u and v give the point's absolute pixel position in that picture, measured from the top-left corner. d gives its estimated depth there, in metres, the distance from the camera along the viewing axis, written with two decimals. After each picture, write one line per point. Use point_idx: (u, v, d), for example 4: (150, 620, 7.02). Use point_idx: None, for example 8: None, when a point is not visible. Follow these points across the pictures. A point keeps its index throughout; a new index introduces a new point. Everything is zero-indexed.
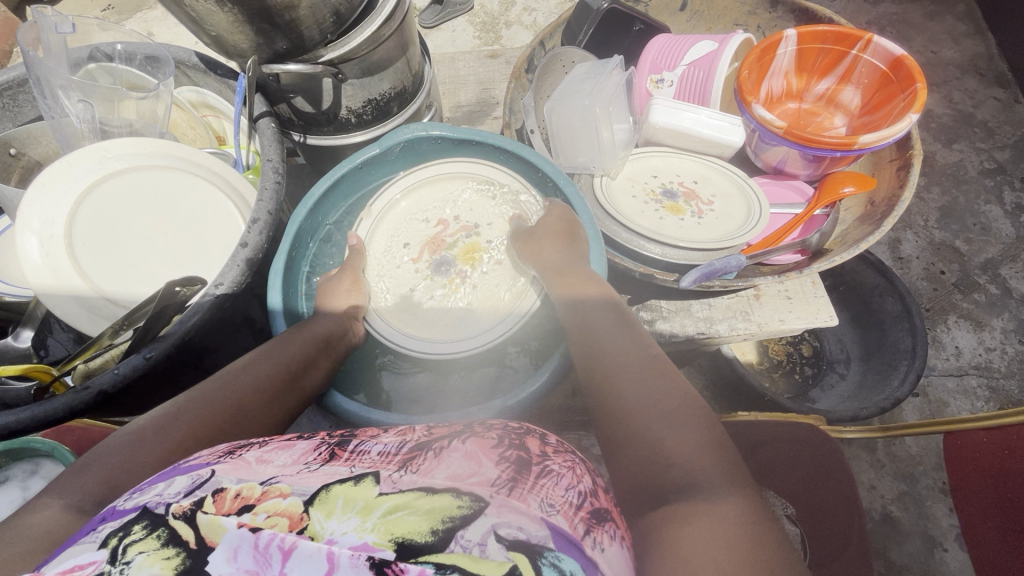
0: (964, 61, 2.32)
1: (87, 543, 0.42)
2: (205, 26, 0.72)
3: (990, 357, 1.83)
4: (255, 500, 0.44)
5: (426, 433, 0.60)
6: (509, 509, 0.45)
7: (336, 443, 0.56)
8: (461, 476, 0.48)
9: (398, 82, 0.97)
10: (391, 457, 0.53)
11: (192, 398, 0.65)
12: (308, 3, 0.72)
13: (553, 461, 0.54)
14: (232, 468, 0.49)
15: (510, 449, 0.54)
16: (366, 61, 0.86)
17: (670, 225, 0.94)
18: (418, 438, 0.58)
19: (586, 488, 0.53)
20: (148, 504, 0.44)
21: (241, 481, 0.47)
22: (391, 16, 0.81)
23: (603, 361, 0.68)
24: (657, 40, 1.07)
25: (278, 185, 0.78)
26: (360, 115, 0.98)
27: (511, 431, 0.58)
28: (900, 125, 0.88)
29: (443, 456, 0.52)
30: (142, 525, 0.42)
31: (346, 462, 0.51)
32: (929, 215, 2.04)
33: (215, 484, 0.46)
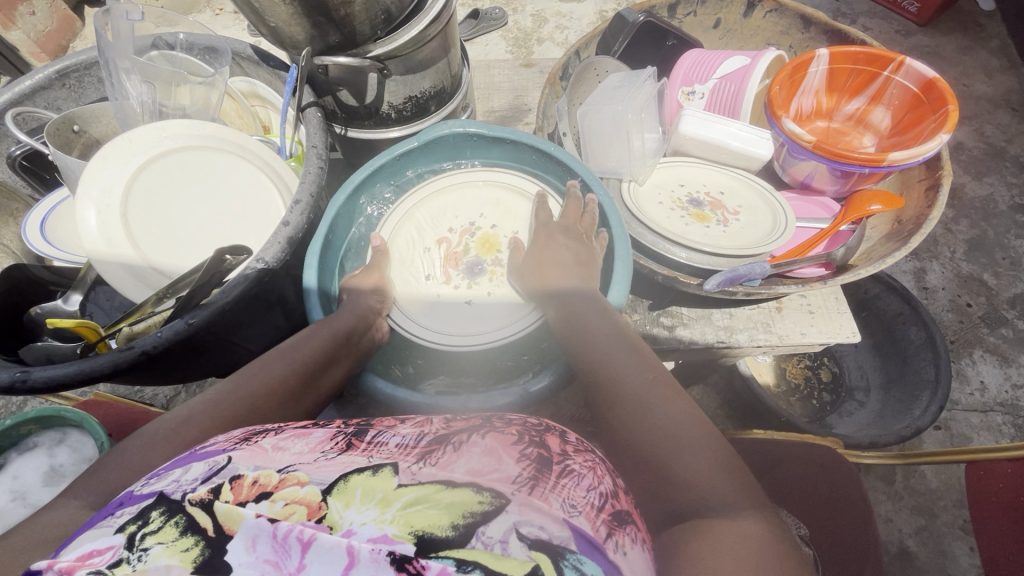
0: (997, 96, 2.32)
1: (105, 527, 0.44)
2: (266, 17, 0.77)
3: (1017, 395, 1.79)
4: (272, 488, 0.46)
5: (444, 425, 0.61)
6: (531, 508, 0.46)
7: (353, 432, 0.57)
8: (482, 471, 0.49)
9: (438, 82, 1.01)
10: (409, 449, 0.54)
11: (225, 386, 0.69)
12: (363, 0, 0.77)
13: (574, 461, 0.55)
14: (248, 455, 0.51)
15: (530, 447, 0.55)
16: (410, 59, 0.90)
17: (695, 231, 0.96)
18: (436, 431, 0.58)
19: (607, 489, 0.54)
20: (165, 490, 0.46)
21: (257, 469, 0.48)
22: (436, 18, 0.85)
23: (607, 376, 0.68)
24: (688, 55, 1.10)
25: (320, 171, 0.81)
26: (400, 111, 1.02)
27: (532, 429, 0.59)
28: (930, 145, 0.89)
29: (462, 451, 0.53)
30: (160, 512, 0.44)
31: (364, 452, 0.53)
32: (956, 247, 2.02)
33: (232, 471, 0.48)
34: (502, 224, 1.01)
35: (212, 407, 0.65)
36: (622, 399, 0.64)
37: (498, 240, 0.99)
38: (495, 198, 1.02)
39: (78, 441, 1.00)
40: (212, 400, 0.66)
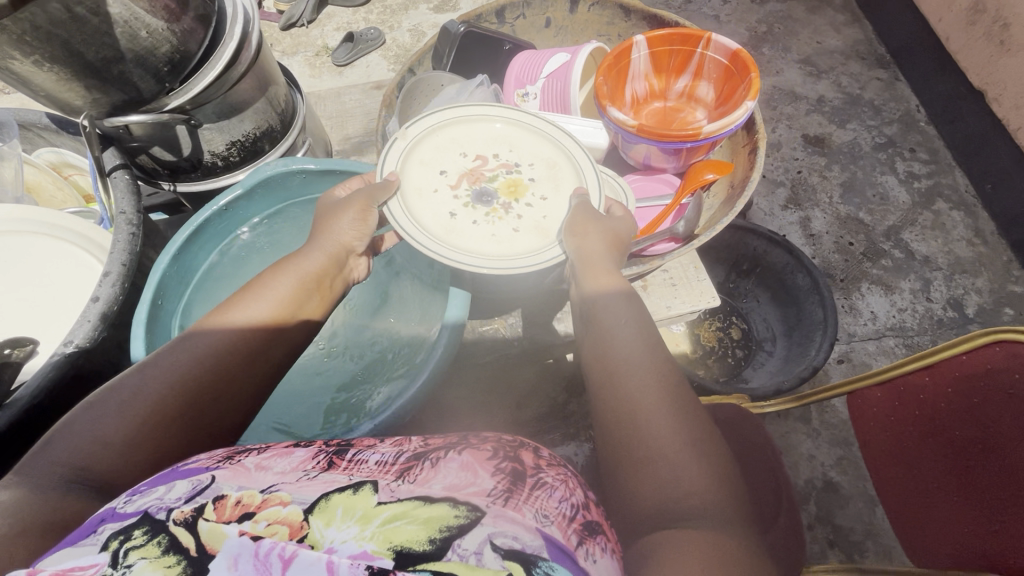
0: (846, 48, 2.52)
1: (89, 545, 0.48)
2: (39, 89, 0.85)
3: (903, 318, 1.94)
4: (254, 508, 0.52)
5: (422, 444, 0.70)
6: (504, 520, 0.53)
7: (333, 452, 0.65)
8: (459, 487, 0.57)
9: (261, 121, 1.12)
10: (388, 467, 0.62)
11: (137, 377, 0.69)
12: (135, 58, 0.87)
13: (546, 474, 0.65)
14: (231, 474, 0.58)
15: (504, 462, 0.63)
16: (219, 104, 1.01)
17: (539, 227, 1.00)
18: (415, 449, 0.67)
19: (578, 500, 0.62)
20: (149, 508, 0.51)
21: (241, 489, 0.55)
22: (229, 62, 0.95)
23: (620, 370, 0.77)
24: (518, 57, 1.14)
25: (131, 236, 0.88)
26: (227, 157, 1.13)
27: (506, 445, 0.68)
28: (737, 114, 0.96)
29: (439, 466, 0.61)
30: (143, 530, 0.49)
31: (344, 471, 0.60)
32: (833, 192, 2.17)
33: (215, 492, 0.54)
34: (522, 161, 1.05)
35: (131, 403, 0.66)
36: (628, 392, 0.73)
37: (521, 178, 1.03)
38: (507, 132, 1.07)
39: None
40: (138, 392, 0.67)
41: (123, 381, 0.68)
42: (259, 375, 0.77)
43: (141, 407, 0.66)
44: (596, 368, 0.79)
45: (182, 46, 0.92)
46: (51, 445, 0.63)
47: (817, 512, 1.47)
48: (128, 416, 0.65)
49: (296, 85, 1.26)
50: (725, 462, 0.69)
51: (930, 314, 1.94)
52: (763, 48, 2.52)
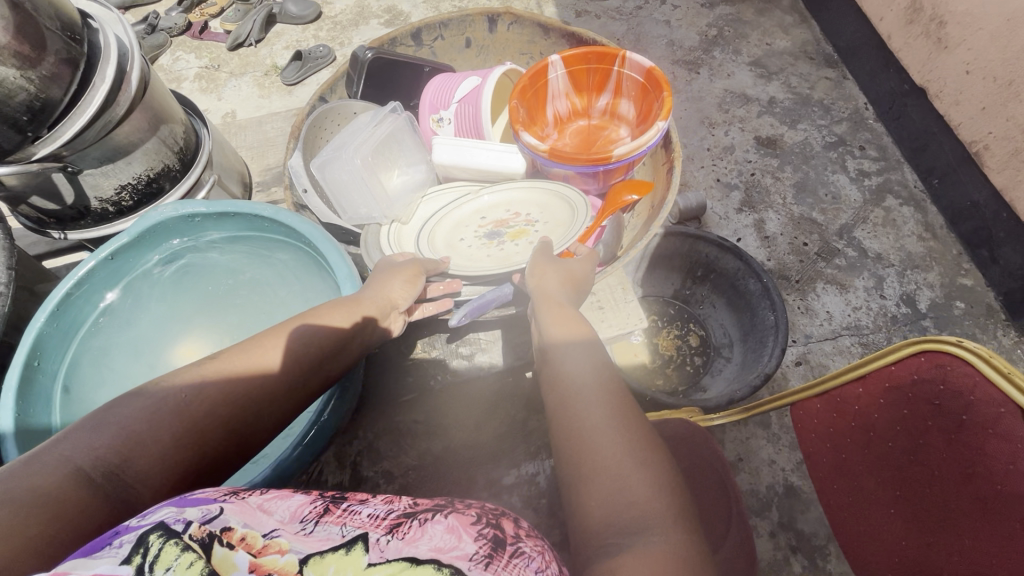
0: (795, 48, 2.54)
1: (106, 556, 0.51)
2: None
3: (859, 316, 1.92)
4: (257, 553, 0.54)
5: (412, 502, 0.66)
6: None
7: (331, 498, 0.64)
8: (443, 548, 0.56)
9: (152, 163, 1.27)
10: (380, 520, 0.61)
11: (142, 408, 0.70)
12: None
13: (524, 543, 0.62)
14: (238, 510, 0.59)
15: (486, 527, 0.61)
16: (92, 152, 1.14)
17: (481, 258, 1.09)
18: (405, 507, 0.64)
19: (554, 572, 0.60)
20: (168, 520, 0.55)
21: (247, 527, 0.56)
22: (93, 112, 1.06)
23: (569, 394, 0.80)
24: (433, 82, 1.13)
25: (1, 297, 0.97)
26: (119, 201, 1.27)
27: (488, 511, 0.66)
28: (648, 134, 0.95)
29: (426, 527, 0.60)
30: (158, 538, 0.53)
31: (338, 521, 0.60)
32: (786, 193, 2.18)
33: (222, 524, 0.56)
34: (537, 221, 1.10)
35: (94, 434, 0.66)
36: (575, 415, 0.77)
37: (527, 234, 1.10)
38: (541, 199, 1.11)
39: None
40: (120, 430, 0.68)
41: (158, 393, 0.72)
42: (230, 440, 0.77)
43: (179, 422, 0.71)
44: (552, 394, 0.83)
45: (44, 94, 1.01)
46: (104, 422, 0.68)
47: (778, 519, 1.46)
48: (172, 420, 0.71)
49: (192, 125, 1.40)
50: (671, 474, 0.70)
51: (885, 311, 1.93)
52: (714, 52, 2.53)
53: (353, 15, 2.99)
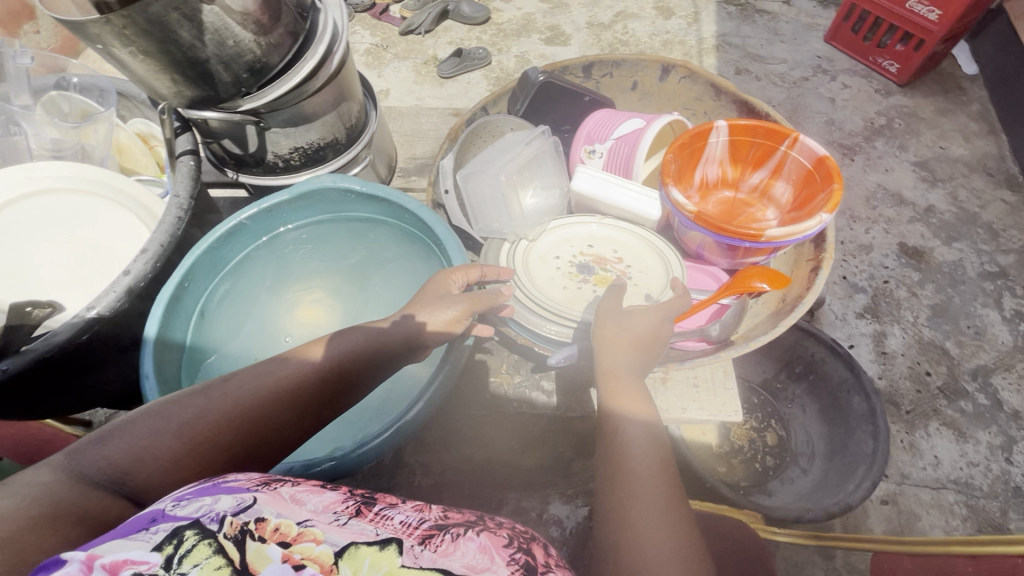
0: (973, 160, 2.29)
1: (141, 540, 0.55)
2: (149, 84, 1.12)
3: (972, 473, 1.66)
4: (291, 538, 0.59)
5: (442, 514, 0.71)
6: None
7: (362, 500, 0.70)
8: (475, 567, 0.60)
9: (325, 132, 1.38)
10: (411, 528, 0.65)
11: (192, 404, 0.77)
12: (223, 67, 1.10)
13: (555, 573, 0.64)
14: (270, 501, 0.64)
15: (518, 552, 0.64)
16: (284, 114, 1.26)
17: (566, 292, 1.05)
18: (436, 518, 0.69)
19: None
20: (200, 515, 0.59)
21: (279, 516, 0.62)
22: (298, 81, 1.18)
23: (622, 464, 0.74)
24: (595, 114, 1.14)
25: (177, 220, 1.07)
26: (288, 159, 1.39)
27: (519, 535, 0.69)
28: (808, 225, 0.90)
29: (459, 542, 0.63)
30: (193, 533, 0.57)
31: (371, 522, 0.65)
32: (920, 312, 1.94)
33: (257, 513, 0.61)
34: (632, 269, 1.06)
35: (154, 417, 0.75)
36: (625, 490, 0.71)
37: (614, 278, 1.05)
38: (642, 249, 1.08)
39: None
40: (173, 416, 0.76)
41: (190, 402, 0.78)
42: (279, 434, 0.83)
43: (191, 432, 0.75)
44: (604, 459, 0.77)
45: (263, 57, 1.14)
46: (161, 415, 0.76)
47: None
48: (173, 433, 0.74)
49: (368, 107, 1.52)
50: None
51: (1005, 477, 1.66)
52: (877, 142, 2.34)
53: (518, 26, 3.16)
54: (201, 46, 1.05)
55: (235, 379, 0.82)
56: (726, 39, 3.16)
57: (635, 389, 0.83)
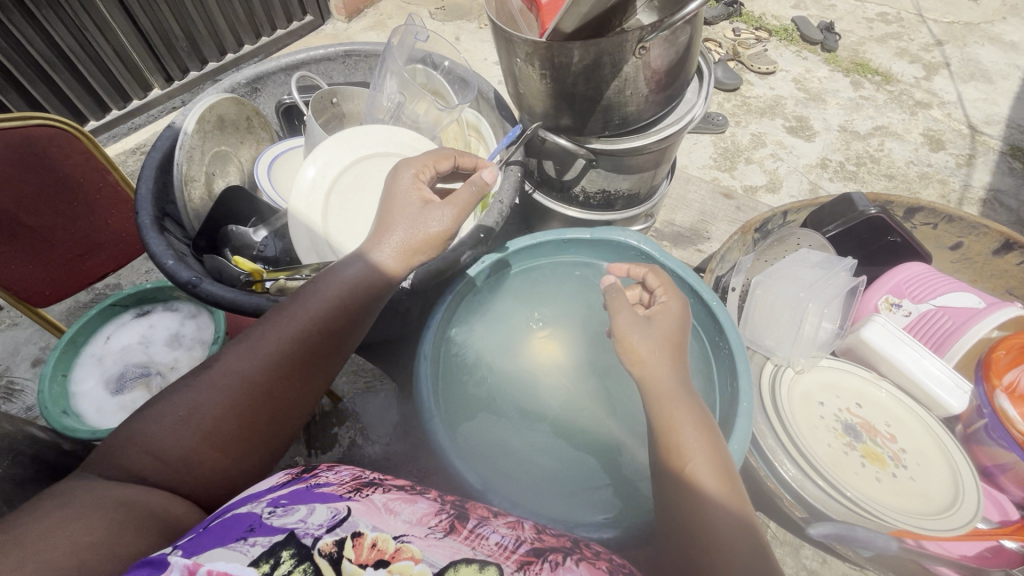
0: None
1: (241, 554, 0.59)
2: (528, 98, 1.41)
3: None
4: (388, 556, 0.64)
5: (531, 536, 0.81)
6: None
7: (454, 517, 0.77)
8: None
9: (634, 184, 1.61)
10: (507, 552, 0.72)
11: (207, 376, 0.92)
12: (601, 115, 1.36)
13: None
14: (364, 512, 0.71)
15: None
16: (615, 161, 1.50)
17: (846, 459, 1.38)
18: (529, 542, 0.77)
19: None
20: (297, 531, 0.64)
21: (375, 530, 0.67)
22: (650, 142, 1.43)
23: (692, 517, 0.84)
24: (913, 270, 1.60)
25: (494, 221, 1.30)
26: (590, 198, 1.66)
27: (619, 569, 0.78)
28: None
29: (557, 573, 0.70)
30: (289, 554, 0.61)
31: (465, 541, 0.72)
32: None
33: (351, 528, 0.67)
34: (905, 457, 1.41)
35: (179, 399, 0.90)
36: (703, 526, 0.82)
37: (886, 463, 1.39)
38: (919, 446, 1.42)
39: (203, 323, 1.48)
40: (203, 389, 0.91)
41: (183, 397, 0.90)
42: (294, 379, 0.97)
43: (194, 423, 0.88)
44: (676, 493, 0.87)
45: (637, 112, 1.38)
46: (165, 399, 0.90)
47: None
48: (192, 431, 0.87)
49: (668, 177, 1.81)
50: None
51: None
52: None
53: (764, 105, 3.12)
54: (605, 88, 1.29)
55: (219, 363, 0.94)
56: (997, 196, 2.77)
57: (705, 441, 0.91)
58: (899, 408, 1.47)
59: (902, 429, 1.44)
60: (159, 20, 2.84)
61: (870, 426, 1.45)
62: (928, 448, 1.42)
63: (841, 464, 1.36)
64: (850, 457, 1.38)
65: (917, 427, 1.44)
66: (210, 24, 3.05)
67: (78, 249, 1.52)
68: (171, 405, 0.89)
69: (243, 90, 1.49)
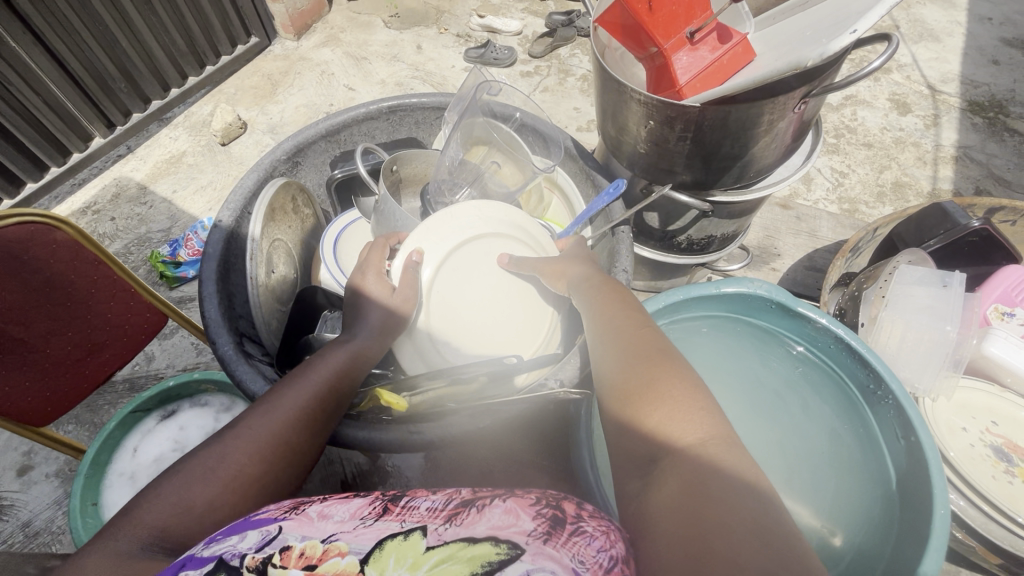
0: None
1: None
2: (646, 156, 1.31)
3: None
4: (316, 559, 0.57)
5: (470, 494, 0.71)
6: (543, 557, 0.57)
7: (389, 499, 0.69)
8: (501, 527, 0.61)
9: (736, 226, 1.58)
10: (437, 512, 0.65)
11: (245, 423, 0.81)
12: (733, 172, 1.29)
13: (586, 524, 0.64)
14: (296, 525, 0.62)
15: (545, 508, 0.66)
16: (727, 209, 1.44)
17: (1004, 486, 1.22)
18: (462, 496, 0.69)
19: (618, 553, 0.60)
20: (223, 554, 0.58)
21: (303, 539, 0.60)
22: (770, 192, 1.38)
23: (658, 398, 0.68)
24: (1009, 273, 1.42)
25: None
26: (689, 243, 1.61)
27: (549, 497, 0.69)
28: None
29: (483, 512, 0.65)
30: None
31: (396, 517, 0.64)
32: None
33: (281, 542, 0.59)
34: None
35: (219, 454, 0.77)
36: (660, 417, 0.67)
37: None
38: None
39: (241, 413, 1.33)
40: (244, 433, 0.79)
41: (215, 445, 0.77)
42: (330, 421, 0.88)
43: (225, 471, 0.75)
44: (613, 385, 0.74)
45: (767, 165, 1.32)
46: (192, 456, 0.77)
47: None
48: (220, 478, 0.74)
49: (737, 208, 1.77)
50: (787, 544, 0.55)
51: None
52: None
53: None
54: (750, 145, 1.21)
55: (248, 417, 0.81)
56: (967, 152, 2.90)
57: (661, 375, 0.70)
58: None
59: None
60: (89, 59, 2.51)
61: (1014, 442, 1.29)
62: None
63: (1006, 494, 1.21)
64: (1010, 485, 1.22)
65: None
66: (147, 57, 2.73)
67: (80, 350, 1.32)
68: (205, 458, 0.76)
69: (284, 166, 1.30)
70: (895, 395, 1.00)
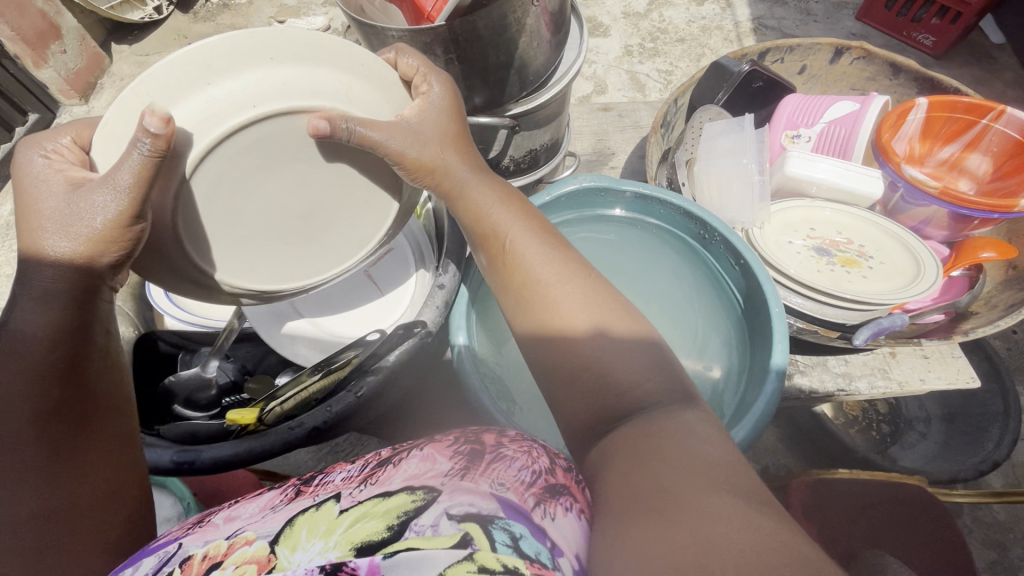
0: None
1: None
2: None
3: None
4: (221, 557, 0.56)
5: (387, 453, 0.74)
6: (459, 491, 0.59)
7: (301, 482, 0.70)
8: (417, 474, 0.64)
9: (551, 132, 1.68)
10: (352, 478, 0.67)
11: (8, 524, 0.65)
12: (514, 77, 1.36)
13: (506, 449, 0.72)
14: (198, 536, 0.62)
15: (463, 445, 0.71)
16: (534, 119, 1.51)
17: (836, 275, 1.39)
18: (378, 457, 0.72)
19: (539, 467, 0.69)
20: None
21: (207, 543, 0.59)
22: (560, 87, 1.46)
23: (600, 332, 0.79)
24: (790, 101, 1.65)
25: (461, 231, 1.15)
26: (517, 162, 1.68)
27: (465, 435, 0.75)
28: None
29: (400, 465, 0.67)
30: None
31: (310, 494, 0.65)
32: None
33: (182, 556, 0.58)
34: (869, 246, 1.46)
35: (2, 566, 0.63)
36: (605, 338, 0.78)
37: (862, 262, 1.42)
38: (872, 232, 1.49)
39: None
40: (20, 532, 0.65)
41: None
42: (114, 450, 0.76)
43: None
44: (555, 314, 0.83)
45: (542, 64, 1.41)
46: None
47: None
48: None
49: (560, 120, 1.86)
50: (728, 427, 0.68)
51: None
52: None
53: None
54: (514, 47, 1.28)
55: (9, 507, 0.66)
56: (761, 22, 3.21)
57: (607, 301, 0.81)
58: (845, 209, 1.52)
59: (848, 227, 1.50)
60: None
61: (831, 240, 1.47)
62: (877, 228, 1.49)
63: (833, 277, 1.37)
64: (835, 272, 1.39)
65: (862, 220, 1.51)
66: None
67: None
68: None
69: None
70: (719, 233, 1.18)
